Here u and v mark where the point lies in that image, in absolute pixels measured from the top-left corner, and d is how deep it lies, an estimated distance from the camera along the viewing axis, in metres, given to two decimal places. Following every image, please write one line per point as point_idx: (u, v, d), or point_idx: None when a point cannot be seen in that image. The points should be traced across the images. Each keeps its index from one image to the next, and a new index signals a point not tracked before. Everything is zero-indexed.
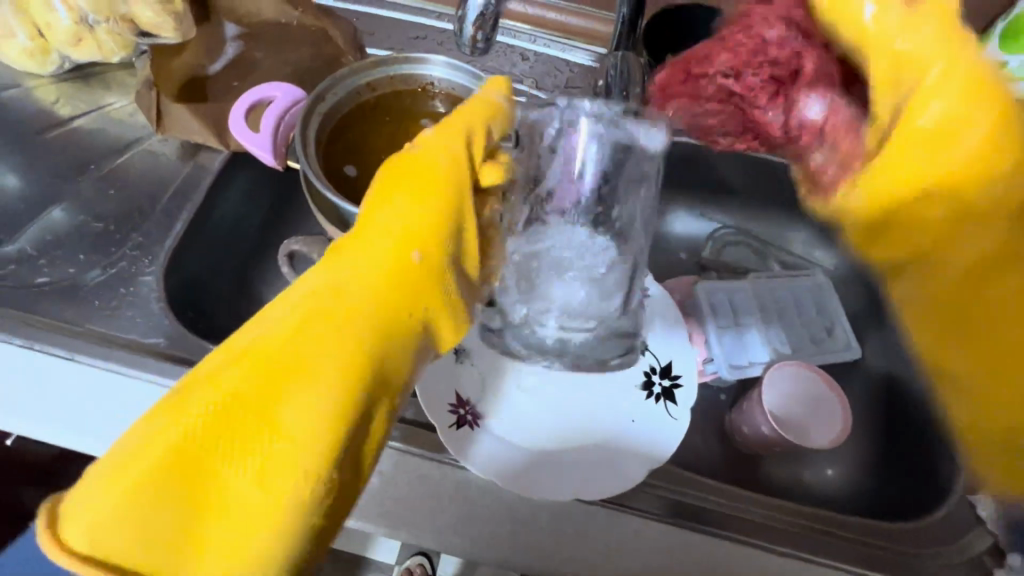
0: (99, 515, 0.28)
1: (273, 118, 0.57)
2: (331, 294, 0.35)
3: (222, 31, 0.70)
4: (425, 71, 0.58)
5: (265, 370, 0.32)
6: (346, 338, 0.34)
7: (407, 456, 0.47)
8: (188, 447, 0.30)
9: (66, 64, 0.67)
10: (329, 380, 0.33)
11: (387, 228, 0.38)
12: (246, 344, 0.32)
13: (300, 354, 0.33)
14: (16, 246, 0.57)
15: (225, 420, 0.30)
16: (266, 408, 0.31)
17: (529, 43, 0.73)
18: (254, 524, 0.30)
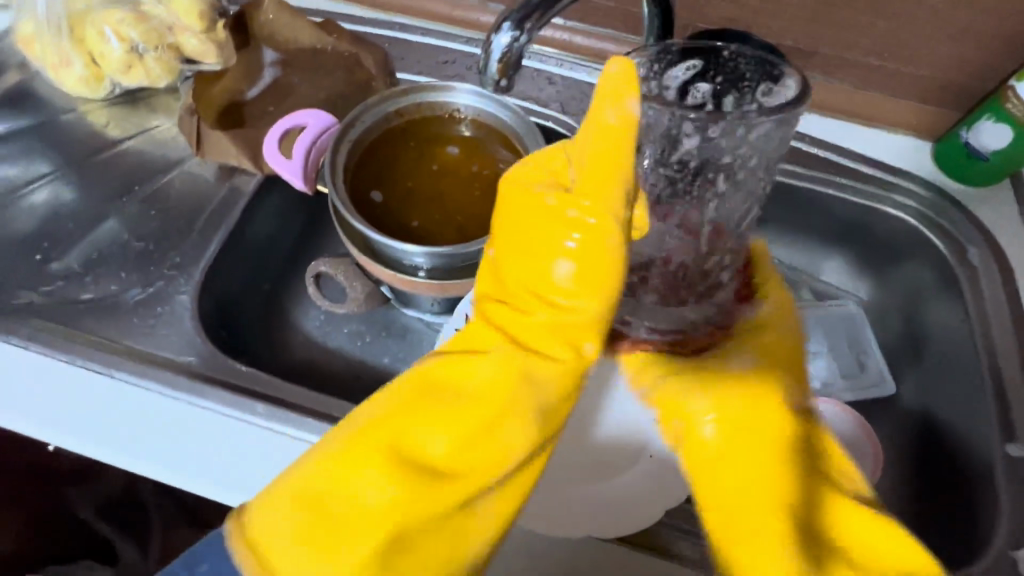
0: (272, 527, 0.35)
1: (304, 144, 0.59)
2: (496, 360, 0.40)
3: (260, 56, 0.74)
4: (450, 98, 0.59)
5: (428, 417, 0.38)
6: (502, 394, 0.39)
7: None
8: (362, 477, 0.36)
9: (116, 89, 0.71)
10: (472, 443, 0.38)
11: (524, 288, 0.41)
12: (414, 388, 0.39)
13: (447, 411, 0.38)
14: (65, 264, 0.60)
15: (365, 478, 0.36)
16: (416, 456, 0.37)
17: (556, 67, 0.73)
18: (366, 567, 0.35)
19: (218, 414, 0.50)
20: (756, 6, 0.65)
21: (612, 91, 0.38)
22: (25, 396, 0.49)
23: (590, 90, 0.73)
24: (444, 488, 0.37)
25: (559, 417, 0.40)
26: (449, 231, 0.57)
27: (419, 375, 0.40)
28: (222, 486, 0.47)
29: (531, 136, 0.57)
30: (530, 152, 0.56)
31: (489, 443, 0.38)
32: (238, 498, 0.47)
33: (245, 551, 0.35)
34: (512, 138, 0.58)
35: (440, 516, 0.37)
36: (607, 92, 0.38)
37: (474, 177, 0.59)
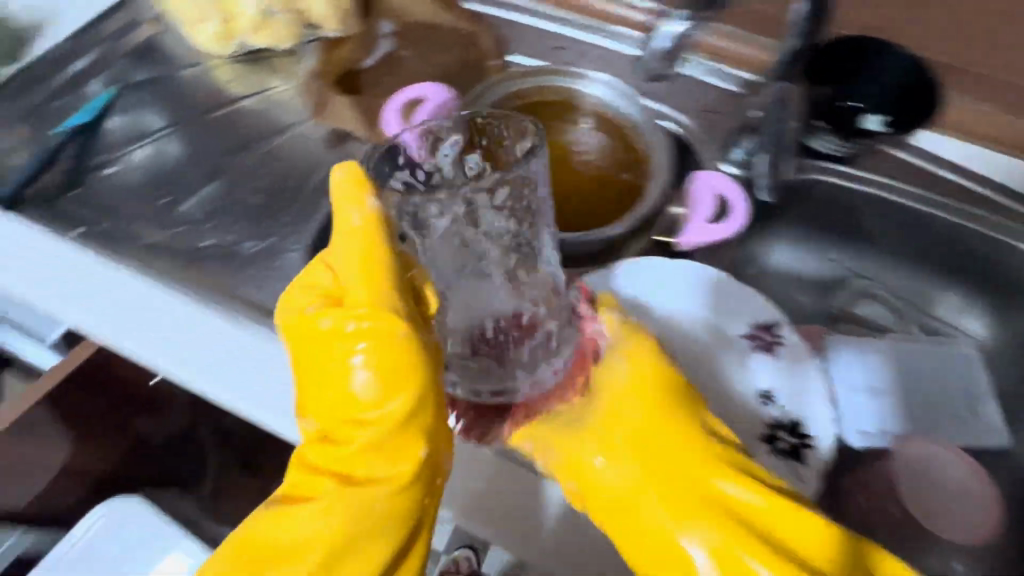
0: None
1: (425, 116, 0.60)
2: (310, 476, 0.43)
3: (376, 28, 0.75)
4: (569, 84, 0.58)
5: (261, 545, 0.42)
6: (338, 521, 0.41)
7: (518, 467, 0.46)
8: None
9: (243, 48, 0.74)
10: (296, 559, 0.41)
11: (315, 386, 0.43)
12: (266, 515, 0.43)
13: (290, 530, 0.42)
14: (187, 210, 0.63)
15: (263, 568, 0.41)
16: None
17: (670, 61, 0.73)
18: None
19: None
20: (888, 19, 0.64)
21: (355, 189, 0.43)
22: (152, 332, 0.52)
23: (705, 89, 0.72)
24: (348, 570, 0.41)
25: (392, 510, 0.42)
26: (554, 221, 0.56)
27: (281, 496, 0.44)
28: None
29: (653, 137, 0.55)
30: (651, 150, 0.55)
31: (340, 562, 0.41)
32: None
33: None
34: (627, 133, 0.57)
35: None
36: (342, 195, 0.44)
37: (585, 169, 0.58)
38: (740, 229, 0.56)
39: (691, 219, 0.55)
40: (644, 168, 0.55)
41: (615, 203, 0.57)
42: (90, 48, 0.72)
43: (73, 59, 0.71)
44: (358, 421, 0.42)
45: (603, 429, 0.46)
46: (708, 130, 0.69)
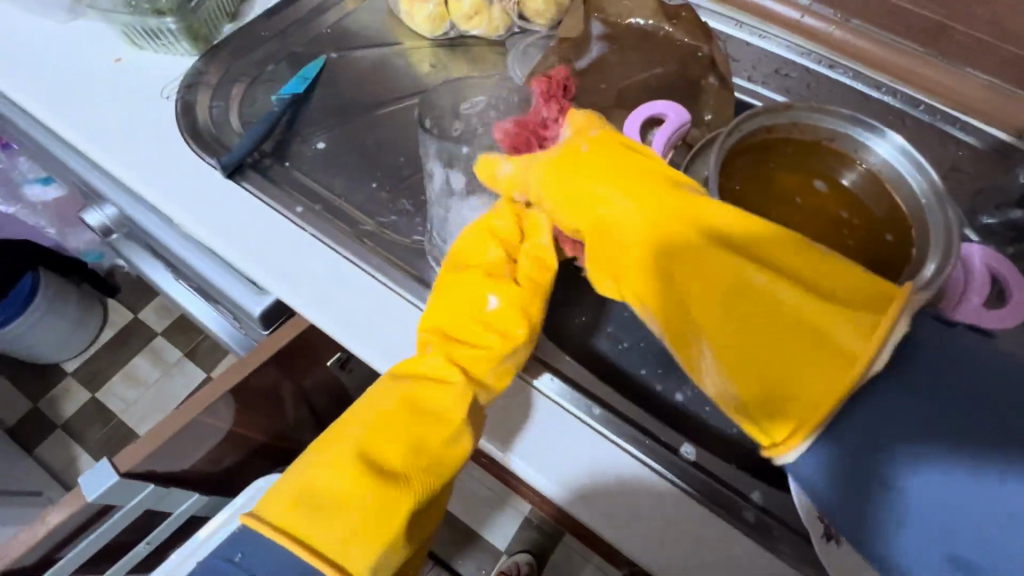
0: (318, 496, 0.39)
1: (665, 138, 0.55)
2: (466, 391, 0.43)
3: (589, 29, 0.69)
4: (827, 124, 0.52)
5: (396, 429, 0.42)
6: (409, 401, 0.43)
7: (716, 515, 0.47)
8: (327, 469, 0.40)
9: (450, 32, 0.72)
10: (420, 458, 0.41)
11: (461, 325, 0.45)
12: (397, 406, 0.42)
13: (403, 413, 0.42)
14: (395, 197, 0.59)
15: (379, 455, 0.41)
16: (372, 465, 0.40)
17: (912, 108, 0.66)
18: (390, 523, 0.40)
19: (522, 387, 0.52)
20: None
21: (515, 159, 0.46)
22: (376, 327, 0.52)
23: (951, 145, 0.65)
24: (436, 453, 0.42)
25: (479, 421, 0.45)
26: None
27: (399, 396, 0.43)
28: (520, 454, 0.50)
29: (935, 206, 0.48)
30: (929, 219, 0.48)
31: (389, 433, 0.41)
32: (533, 472, 0.50)
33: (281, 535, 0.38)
34: (899, 200, 0.51)
35: (424, 491, 0.41)
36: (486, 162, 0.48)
37: (837, 226, 0.53)
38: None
39: (965, 299, 0.49)
40: (915, 241, 0.49)
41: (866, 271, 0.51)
42: (299, 15, 0.71)
43: (291, 26, 0.71)
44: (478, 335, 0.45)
45: (697, 230, 0.38)
46: (952, 190, 0.62)
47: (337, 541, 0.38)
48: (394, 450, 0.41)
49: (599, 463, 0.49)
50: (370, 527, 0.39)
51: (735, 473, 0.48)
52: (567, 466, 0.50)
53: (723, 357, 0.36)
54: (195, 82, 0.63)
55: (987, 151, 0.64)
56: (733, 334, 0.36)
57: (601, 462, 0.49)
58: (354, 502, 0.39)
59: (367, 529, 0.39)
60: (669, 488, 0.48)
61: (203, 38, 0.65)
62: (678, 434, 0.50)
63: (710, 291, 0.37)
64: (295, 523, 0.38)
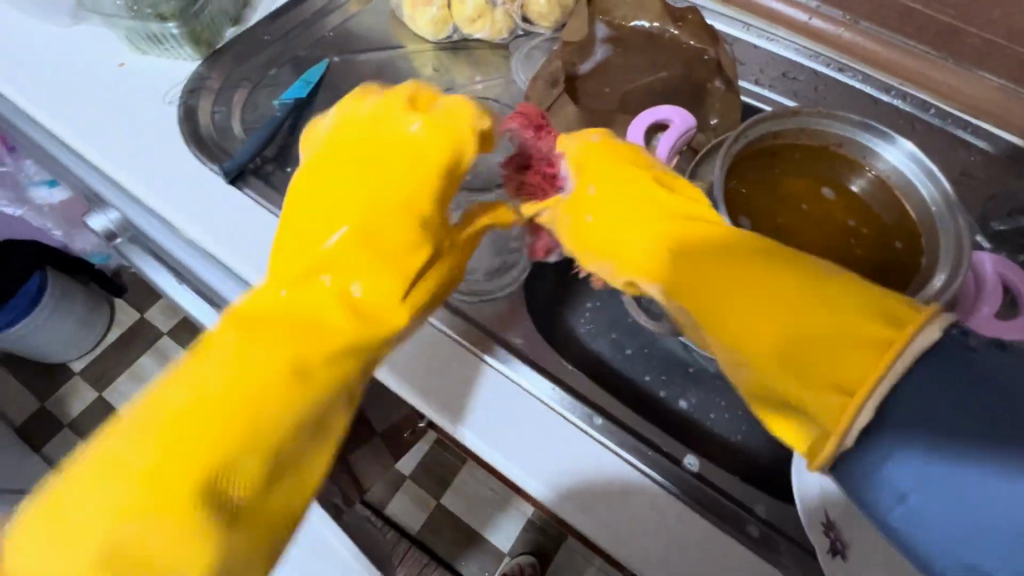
0: (90, 489, 0.30)
1: (670, 144, 0.55)
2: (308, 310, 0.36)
3: (594, 31, 0.69)
4: (836, 129, 0.51)
5: (205, 398, 0.32)
6: (223, 341, 0.34)
7: (716, 527, 0.46)
8: (104, 456, 0.30)
9: (453, 36, 0.71)
10: (230, 426, 0.32)
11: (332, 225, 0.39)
12: (220, 337, 0.34)
13: (205, 371, 0.33)
14: None
15: (182, 430, 0.31)
16: (170, 432, 0.31)
17: (923, 112, 0.65)
18: (215, 533, 0.31)
19: (522, 390, 0.51)
20: None
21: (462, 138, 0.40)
22: None
23: (961, 149, 0.64)
24: (277, 445, 0.33)
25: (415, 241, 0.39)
26: None
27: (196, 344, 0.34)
28: (514, 460, 0.48)
29: (946, 215, 0.47)
30: (939, 227, 0.47)
31: (203, 398, 0.32)
32: (527, 478, 0.48)
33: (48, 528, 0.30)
34: (908, 207, 0.50)
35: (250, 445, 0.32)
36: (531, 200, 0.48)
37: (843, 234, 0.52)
38: None
39: (977, 310, 0.48)
40: (925, 249, 0.48)
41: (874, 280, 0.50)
42: (303, 18, 0.71)
43: (294, 30, 0.70)
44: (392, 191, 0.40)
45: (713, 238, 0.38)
46: (963, 196, 0.61)
47: (125, 531, 0.30)
48: (199, 411, 0.32)
49: (597, 471, 0.48)
50: (166, 502, 0.30)
51: (738, 486, 0.47)
52: (564, 473, 0.48)
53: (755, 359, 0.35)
54: (197, 87, 0.63)
55: (999, 156, 0.63)
56: (752, 334, 0.35)
57: (598, 471, 0.48)
58: (144, 481, 0.30)
59: (165, 504, 0.30)
60: (673, 500, 0.46)
61: (205, 43, 0.65)
62: (682, 445, 0.49)
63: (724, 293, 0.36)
64: (58, 516, 0.30)
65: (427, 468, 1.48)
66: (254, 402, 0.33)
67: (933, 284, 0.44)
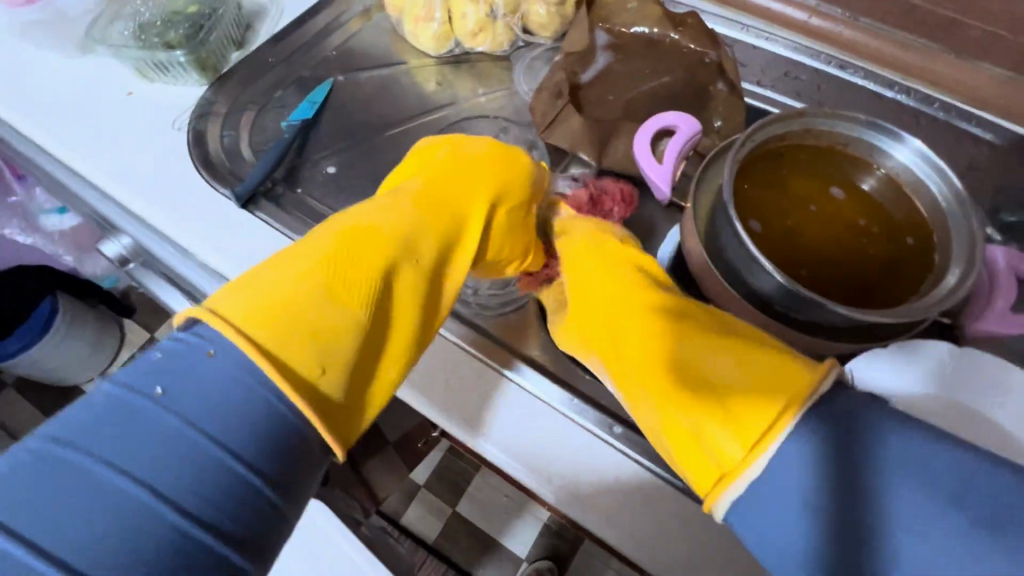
0: (240, 295, 0.35)
1: (675, 151, 0.55)
2: (426, 203, 0.45)
3: (595, 39, 0.69)
4: (845, 130, 0.51)
5: (355, 240, 0.39)
6: (364, 209, 0.43)
7: (734, 530, 0.46)
8: (269, 273, 0.37)
9: (454, 49, 0.72)
10: (372, 258, 0.39)
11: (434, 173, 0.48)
12: (358, 209, 0.43)
13: (355, 220, 0.41)
14: None
15: (335, 254, 0.38)
16: (327, 256, 0.38)
17: (926, 106, 0.65)
18: (342, 342, 0.35)
19: (537, 400, 0.51)
20: None
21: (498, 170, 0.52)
22: None
23: (967, 141, 0.64)
24: (393, 286, 0.40)
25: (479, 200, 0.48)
26: (813, 287, 0.50)
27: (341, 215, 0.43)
28: (533, 470, 0.49)
29: (959, 213, 0.47)
30: (953, 226, 0.47)
31: (348, 241, 0.39)
32: (545, 487, 0.48)
33: (213, 318, 0.33)
34: (919, 205, 0.50)
35: (375, 278, 0.38)
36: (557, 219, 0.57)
37: (855, 233, 0.52)
38: None
39: (990, 305, 0.48)
40: (938, 246, 0.48)
41: (889, 279, 0.50)
42: (306, 39, 0.72)
43: (296, 49, 0.71)
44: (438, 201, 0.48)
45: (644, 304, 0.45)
46: (972, 189, 0.61)
47: (266, 307, 0.34)
48: (351, 247, 0.39)
49: (614, 477, 0.48)
50: (315, 302, 0.36)
51: None
52: (582, 479, 0.48)
53: (670, 403, 0.39)
54: (205, 112, 0.63)
55: (1006, 146, 0.63)
56: (671, 383, 0.40)
57: (616, 477, 0.48)
58: (301, 282, 0.36)
59: (308, 313, 0.35)
60: (695, 506, 0.46)
61: (211, 68, 0.65)
62: None
63: (649, 344, 0.42)
64: (221, 301, 0.35)
65: (440, 476, 1.48)
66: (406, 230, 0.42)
67: (949, 281, 0.44)
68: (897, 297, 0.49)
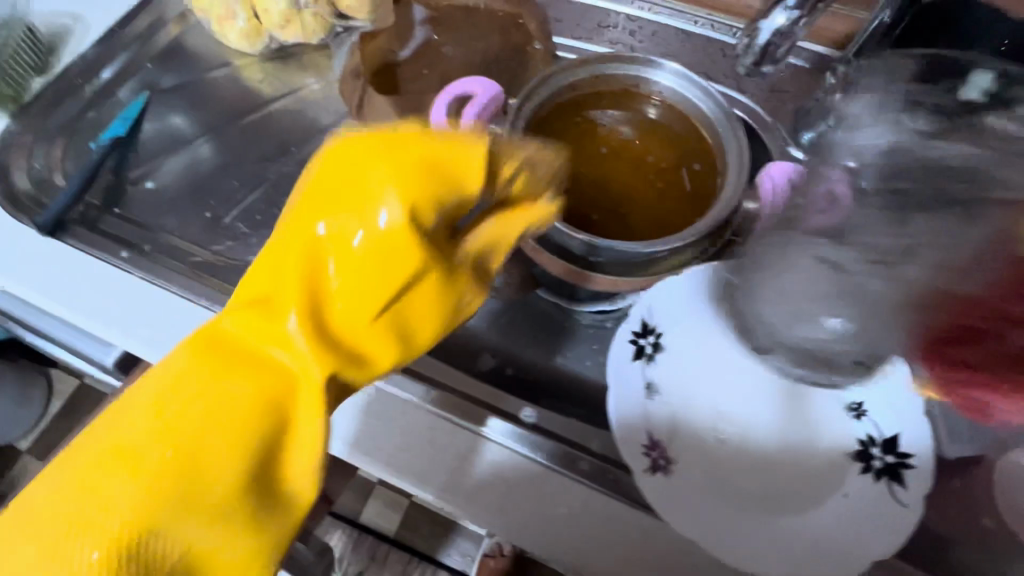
0: None
1: (472, 117, 0.55)
2: (177, 381, 0.32)
3: (410, 15, 0.69)
4: (631, 71, 0.54)
5: (85, 478, 0.31)
6: (157, 420, 0.31)
7: (548, 470, 0.46)
8: (18, 555, 0.30)
9: (271, 44, 0.70)
10: (122, 499, 0.31)
11: (283, 300, 0.33)
12: (150, 415, 0.31)
13: (132, 442, 0.31)
14: (228, 222, 0.60)
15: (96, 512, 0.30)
16: (95, 517, 0.30)
17: (732, 37, 0.67)
18: (153, 525, 0.31)
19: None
20: None
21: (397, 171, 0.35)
22: None
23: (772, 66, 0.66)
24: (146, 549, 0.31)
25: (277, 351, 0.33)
26: (612, 229, 0.53)
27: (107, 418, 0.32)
28: (353, 448, 0.48)
29: (729, 132, 0.50)
30: (725, 147, 0.50)
31: (126, 491, 0.31)
32: (371, 463, 0.49)
33: None
34: (701, 131, 0.53)
35: (159, 539, 0.31)
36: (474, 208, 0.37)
37: (645, 168, 0.55)
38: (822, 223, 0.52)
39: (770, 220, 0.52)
40: (717, 169, 0.52)
41: (683, 208, 0.53)
42: (117, 51, 0.69)
43: (104, 64, 0.68)
44: (284, 314, 0.33)
45: None
46: (774, 111, 0.64)
47: None
48: (99, 495, 0.31)
49: (428, 438, 0.48)
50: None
51: (574, 426, 0.47)
52: (404, 445, 0.48)
53: None
54: (9, 144, 0.61)
55: (807, 65, 0.65)
56: None
57: (430, 437, 0.48)
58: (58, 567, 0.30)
59: None
60: (511, 456, 0.47)
61: (10, 98, 0.63)
62: (519, 400, 0.49)
63: None
64: None
65: None
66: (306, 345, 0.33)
67: (719, 204, 0.48)
68: (678, 220, 0.53)
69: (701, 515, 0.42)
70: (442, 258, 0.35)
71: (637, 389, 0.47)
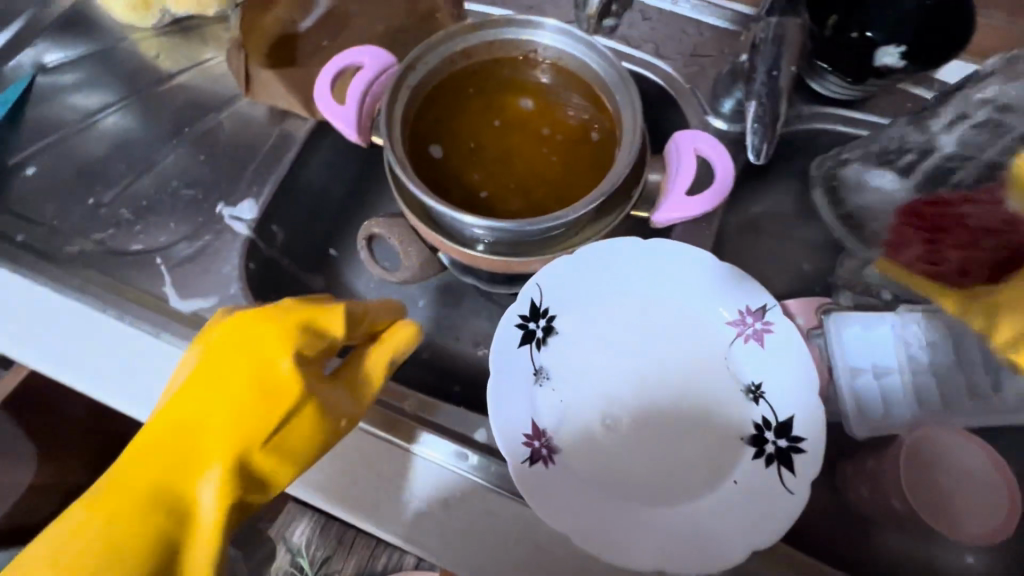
0: None
1: (359, 88, 0.51)
2: (104, 489, 0.37)
3: None
4: (527, 36, 0.50)
5: None
6: (81, 530, 0.35)
7: (419, 459, 0.42)
8: None
9: (165, 18, 0.66)
10: None
11: (194, 407, 0.39)
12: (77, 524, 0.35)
13: (57, 555, 0.34)
14: (111, 209, 0.56)
15: None
16: None
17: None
18: None
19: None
20: None
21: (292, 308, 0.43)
22: (62, 339, 0.47)
23: (694, 29, 0.62)
24: None
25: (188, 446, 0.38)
26: (512, 208, 0.52)
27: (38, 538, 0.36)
28: None
29: (625, 100, 0.47)
30: (621, 116, 0.47)
31: None
32: None
33: None
34: (601, 97, 0.49)
35: None
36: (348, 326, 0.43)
37: (541, 140, 0.52)
38: (725, 196, 0.47)
39: (669, 193, 0.48)
40: (617, 138, 0.49)
41: (583, 180, 0.51)
42: None
43: None
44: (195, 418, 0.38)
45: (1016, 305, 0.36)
46: (694, 78, 0.60)
47: None
48: None
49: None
50: None
51: (460, 417, 0.45)
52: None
53: None
54: None
55: (731, 28, 0.61)
56: None
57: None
58: None
59: None
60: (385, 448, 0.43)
61: None
62: (405, 390, 0.46)
63: None
64: None
65: None
66: (197, 462, 0.38)
67: (610, 177, 0.44)
68: (572, 194, 0.51)
69: (581, 505, 0.40)
70: (320, 354, 0.42)
71: (523, 376, 0.44)
